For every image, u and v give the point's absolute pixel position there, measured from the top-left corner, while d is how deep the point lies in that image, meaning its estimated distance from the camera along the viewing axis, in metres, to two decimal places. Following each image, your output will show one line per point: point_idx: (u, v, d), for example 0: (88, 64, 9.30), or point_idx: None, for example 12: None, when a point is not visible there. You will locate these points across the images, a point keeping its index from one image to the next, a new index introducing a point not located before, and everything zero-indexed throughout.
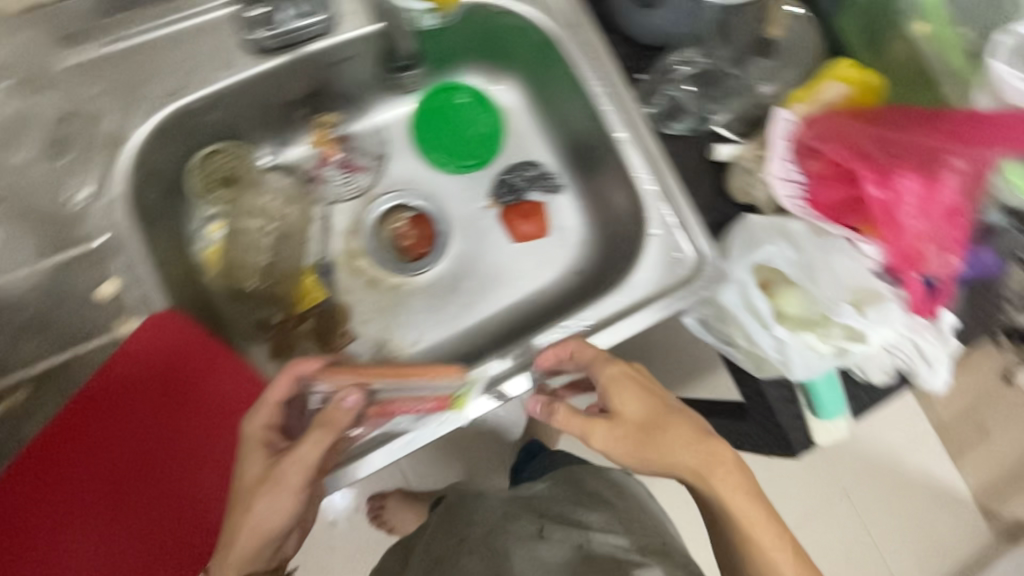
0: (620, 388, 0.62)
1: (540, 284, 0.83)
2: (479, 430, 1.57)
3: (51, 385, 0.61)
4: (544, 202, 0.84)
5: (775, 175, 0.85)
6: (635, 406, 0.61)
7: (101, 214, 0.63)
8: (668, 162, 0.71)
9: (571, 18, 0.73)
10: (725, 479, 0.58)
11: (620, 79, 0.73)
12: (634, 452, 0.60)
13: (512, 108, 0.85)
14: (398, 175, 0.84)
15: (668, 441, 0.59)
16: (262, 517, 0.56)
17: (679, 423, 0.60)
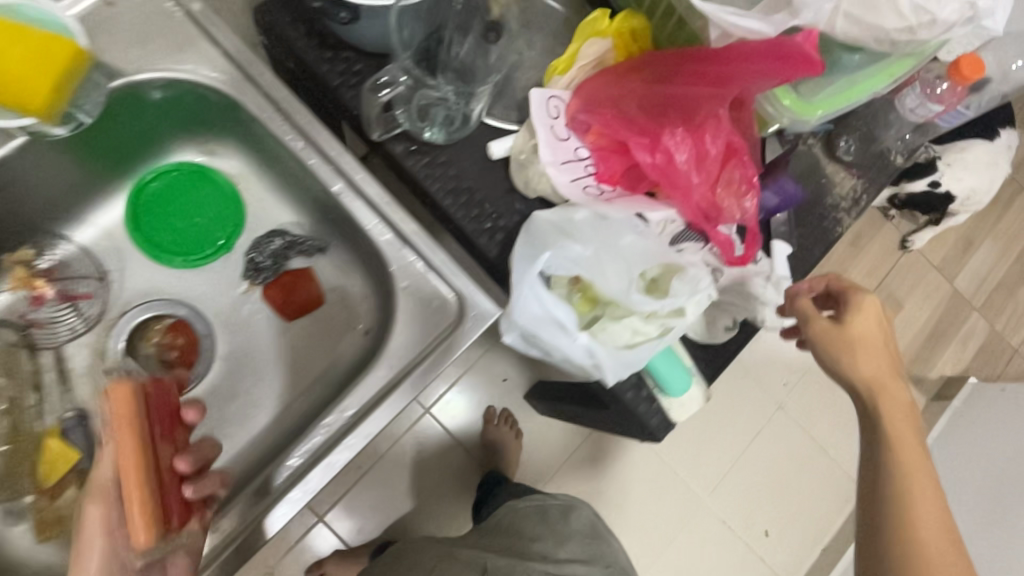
0: (862, 320, 0.74)
1: (331, 357, 0.75)
2: (398, 467, 1.49)
3: None
4: (307, 268, 0.76)
5: (550, 164, 0.79)
6: (869, 345, 0.73)
7: None
8: (396, 204, 0.63)
9: (241, 70, 0.63)
10: (888, 398, 0.72)
11: (314, 122, 0.63)
12: (855, 358, 0.73)
13: (240, 176, 0.75)
14: (135, 289, 0.74)
15: (861, 354, 0.74)
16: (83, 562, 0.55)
17: (878, 345, 0.74)
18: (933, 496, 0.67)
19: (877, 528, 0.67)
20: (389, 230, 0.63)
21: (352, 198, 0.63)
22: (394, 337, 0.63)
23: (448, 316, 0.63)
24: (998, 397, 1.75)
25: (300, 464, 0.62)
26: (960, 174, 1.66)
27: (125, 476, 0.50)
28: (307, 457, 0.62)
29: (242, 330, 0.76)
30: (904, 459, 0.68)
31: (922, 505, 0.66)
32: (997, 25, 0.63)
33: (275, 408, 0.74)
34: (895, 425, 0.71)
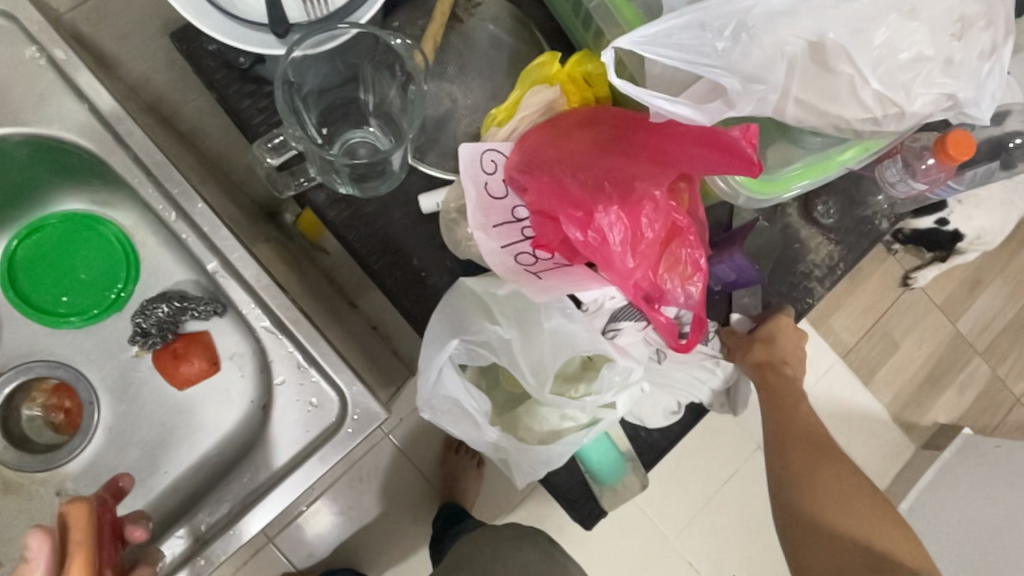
0: (781, 337, 0.77)
1: (222, 433, 0.70)
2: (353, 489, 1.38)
3: None
4: (203, 331, 0.70)
5: (478, 227, 0.69)
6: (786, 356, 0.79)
7: None
8: (275, 288, 0.61)
9: (116, 134, 0.60)
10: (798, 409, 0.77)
11: (191, 195, 0.61)
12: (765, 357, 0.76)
13: (133, 228, 0.71)
14: (17, 346, 0.70)
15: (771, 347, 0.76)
16: None
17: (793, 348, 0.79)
18: (842, 469, 0.73)
19: (787, 494, 0.73)
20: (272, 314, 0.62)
21: (225, 280, 0.62)
22: (278, 433, 0.63)
23: (329, 411, 0.62)
24: (990, 453, 1.60)
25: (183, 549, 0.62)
26: (971, 212, 1.41)
27: None
28: (190, 545, 0.62)
29: (130, 397, 0.71)
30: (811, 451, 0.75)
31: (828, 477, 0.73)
32: (981, 115, 0.53)
33: (159, 485, 0.69)
34: (794, 415, 0.77)
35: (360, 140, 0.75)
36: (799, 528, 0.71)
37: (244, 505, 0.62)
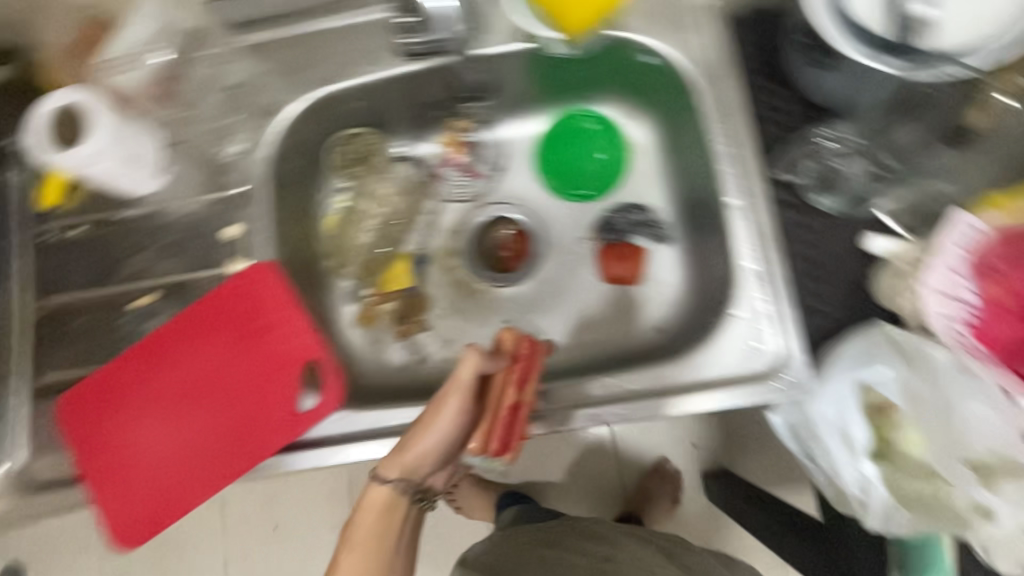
0: None
1: (629, 334, 0.79)
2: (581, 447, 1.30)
3: (176, 296, 0.71)
4: (646, 249, 0.80)
5: (931, 290, 0.60)
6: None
7: (247, 169, 0.74)
8: (775, 243, 0.67)
9: (715, 69, 0.70)
10: None
11: (749, 139, 0.68)
12: None
13: (641, 146, 0.82)
14: (511, 191, 0.86)
15: None
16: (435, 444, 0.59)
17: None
18: None
19: None
20: (756, 265, 0.67)
21: (739, 220, 0.68)
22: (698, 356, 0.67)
23: (767, 375, 0.65)
24: None
25: (576, 396, 0.68)
26: None
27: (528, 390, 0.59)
28: (583, 396, 0.68)
29: (565, 266, 0.83)
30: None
31: None
32: None
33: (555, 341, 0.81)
34: None
35: (836, 165, 0.68)
36: None
37: (628, 397, 0.67)
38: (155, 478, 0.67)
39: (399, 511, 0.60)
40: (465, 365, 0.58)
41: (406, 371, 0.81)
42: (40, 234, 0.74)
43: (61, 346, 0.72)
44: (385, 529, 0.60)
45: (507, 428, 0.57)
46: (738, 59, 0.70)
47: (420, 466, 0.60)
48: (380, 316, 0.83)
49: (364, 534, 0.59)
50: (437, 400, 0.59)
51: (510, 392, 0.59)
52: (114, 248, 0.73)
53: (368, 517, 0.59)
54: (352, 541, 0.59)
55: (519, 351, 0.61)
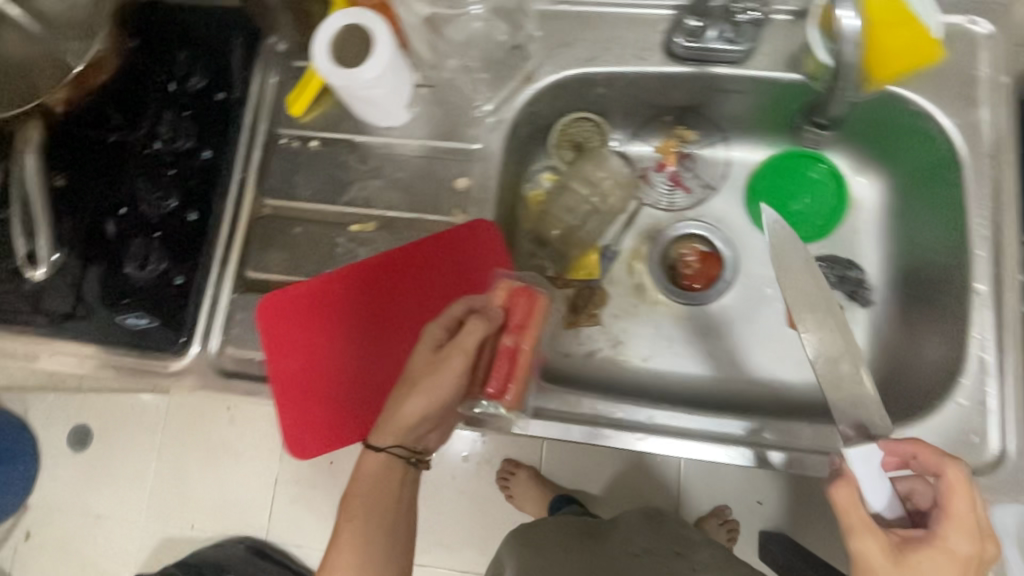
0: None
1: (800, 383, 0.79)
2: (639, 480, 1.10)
3: (391, 231, 0.73)
4: (844, 307, 0.78)
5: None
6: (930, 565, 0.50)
7: (488, 126, 0.74)
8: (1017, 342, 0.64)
9: (988, 149, 0.67)
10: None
11: (1009, 230, 0.66)
12: None
13: (863, 204, 0.81)
14: (713, 212, 0.85)
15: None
16: (425, 397, 0.58)
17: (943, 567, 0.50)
18: None
19: None
20: (990, 360, 0.63)
21: (980, 310, 0.65)
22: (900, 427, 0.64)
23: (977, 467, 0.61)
24: None
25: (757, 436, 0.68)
26: None
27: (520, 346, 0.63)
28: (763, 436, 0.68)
29: (750, 301, 0.82)
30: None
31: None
32: None
33: (725, 375, 0.80)
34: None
35: None
36: None
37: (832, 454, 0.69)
38: (340, 399, 0.69)
39: (399, 476, 0.61)
40: (469, 332, 0.59)
41: (571, 363, 0.81)
42: (281, 141, 0.77)
43: (274, 250, 0.74)
44: (381, 486, 0.60)
45: (491, 356, 0.63)
46: (1015, 145, 0.68)
47: (412, 428, 0.59)
48: (556, 301, 0.83)
49: (362, 503, 0.60)
50: (429, 360, 0.60)
51: (507, 340, 0.63)
52: (342, 171, 0.75)
53: (371, 479, 0.60)
54: (351, 507, 0.60)
55: (510, 300, 0.64)
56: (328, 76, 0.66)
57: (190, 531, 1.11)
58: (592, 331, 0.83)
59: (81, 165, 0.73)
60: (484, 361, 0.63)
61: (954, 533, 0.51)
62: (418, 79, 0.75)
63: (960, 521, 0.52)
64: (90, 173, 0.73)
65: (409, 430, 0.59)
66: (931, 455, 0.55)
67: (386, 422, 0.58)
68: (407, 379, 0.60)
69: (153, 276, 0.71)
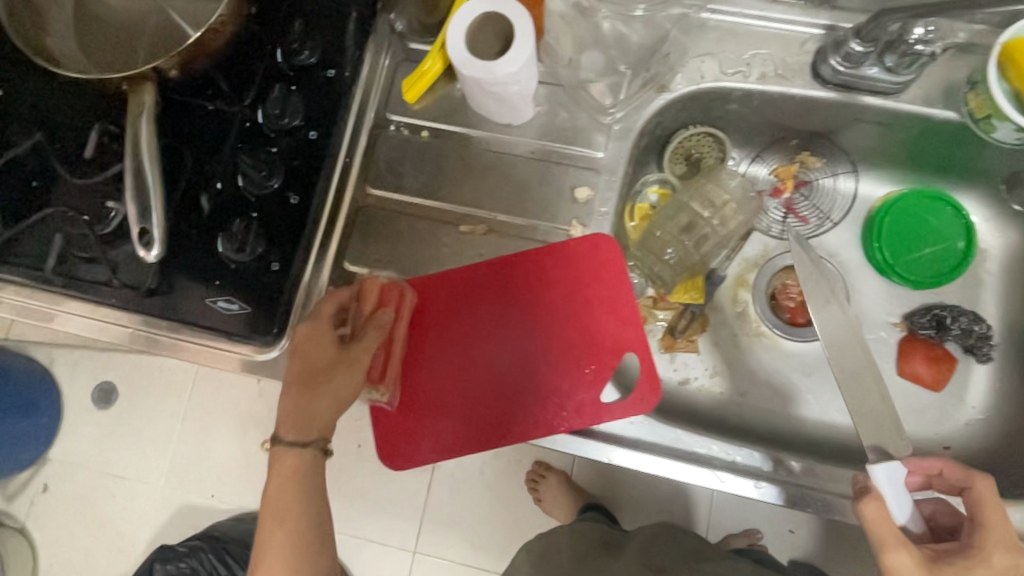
0: None
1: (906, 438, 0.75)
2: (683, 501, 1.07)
3: (504, 239, 0.69)
4: (958, 359, 0.75)
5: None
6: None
7: (614, 135, 0.69)
8: None
9: None
10: None
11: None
12: None
13: (988, 254, 0.77)
14: (826, 244, 0.80)
15: None
16: (344, 388, 0.57)
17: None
18: None
19: None
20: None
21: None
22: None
23: None
24: None
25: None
26: None
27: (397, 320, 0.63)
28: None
29: None
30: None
31: None
32: None
33: (825, 418, 0.77)
34: None
35: None
36: None
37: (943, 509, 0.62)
38: (436, 412, 0.65)
39: (318, 469, 0.59)
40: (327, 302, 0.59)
41: (664, 388, 0.78)
42: (390, 128, 0.72)
43: (376, 244, 0.70)
44: (301, 481, 0.57)
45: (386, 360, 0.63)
46: None
47: (320, 421, 0.57)
48: (653, 321, 0.79)
49: (277, 504, 0.57)
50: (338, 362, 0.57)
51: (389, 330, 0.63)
52: (454, 166, 0.70)
53: (286, 471, 0.57)
54: (270, 512, 0.57)
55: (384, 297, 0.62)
56: (464, 68, 0.62)
57: (215, 501, 1.10)
58: (687, 357, 0.79)
59: (182, 132, 0.69)
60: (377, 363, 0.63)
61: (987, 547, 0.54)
62: (544, 76, 0.70)
63: (994, 536, 0.55)
64: (187, 141, 0.68)
65: (316, 421, 0.57)
66: (955, 473, 0.60)
67: (304, 420, 0.56)
68: (297, 377, 0.57)
69: (250, 258, 0.67)
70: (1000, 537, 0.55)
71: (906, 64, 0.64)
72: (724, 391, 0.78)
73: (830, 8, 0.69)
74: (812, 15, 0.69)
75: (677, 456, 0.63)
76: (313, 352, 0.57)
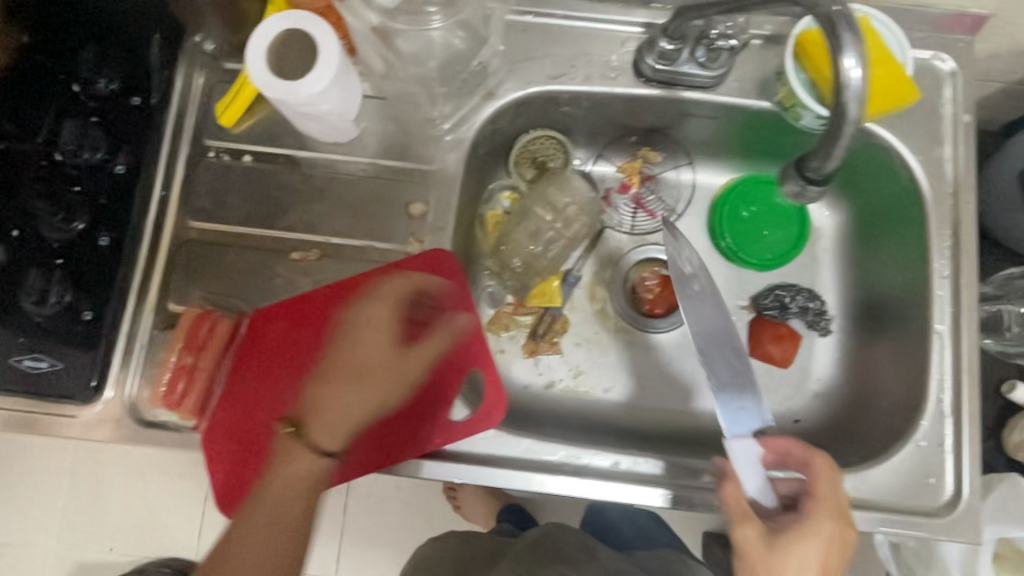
0: None
1: None
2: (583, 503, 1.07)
3: (340, 261, 0.65)
4: (802, 335, 0.78)
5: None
6: (801, 543, 0.54)
7: (446, 146, 0.68)
8: (976, 381, 0.64)
9: (950, 187, 0.67)
10: None
11: (971, 272, 0.66)
12: None
13: (824, 232, 0.80)
14: None
15: None
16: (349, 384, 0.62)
17: (811, 547, 0.54)
18: None
19: None
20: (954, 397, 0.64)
21: (942, 350, 0.65)
22: (865, 473, 0.62)
23: (933, 506, 0.61)
24: None
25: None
26: None
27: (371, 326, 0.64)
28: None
29: None
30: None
31: None
32: None
33: (688, 406, 0.79)
34: None
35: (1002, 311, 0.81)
36: None
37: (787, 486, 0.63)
38: (278, 454, 0.61)
39: (312, 476, 0.60)
40: (382, 307, 0.63)
41: (531, 395, 0.77)
42: (209, 154, 0.68)
43: (201, 281, 0.65)
44: (278, 507, 0.59)
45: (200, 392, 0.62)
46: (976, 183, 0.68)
47: (332, 419, 0.62)
48: (514, 327, 0.79)
49: (273, 523, 0.58)
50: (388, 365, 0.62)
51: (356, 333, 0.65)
52: (282, 191, 0.67)
53: (282, 484, 0.60)
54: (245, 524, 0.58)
55: (196, 328, 0.62)
56: (266, 88, 0.59)
57: (111, 554, 0.97)
58: (552, 361, 0.79)
59: None
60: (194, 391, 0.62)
61: (815, 520, 0.55)
62: (367, 90, 0.68)
63: (828, 505, 0.56)
64: None
65: (340, 425, 0.62)
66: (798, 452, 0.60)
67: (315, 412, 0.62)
68: (311, 377, 0.62)
69: (53, 311, 0.60)
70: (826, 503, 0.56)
71: (717, 59, 0.66)
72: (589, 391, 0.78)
73: (644, 6, 0.69)
74: (628, 13, 0.69)
75: (529, 467, 0.63)
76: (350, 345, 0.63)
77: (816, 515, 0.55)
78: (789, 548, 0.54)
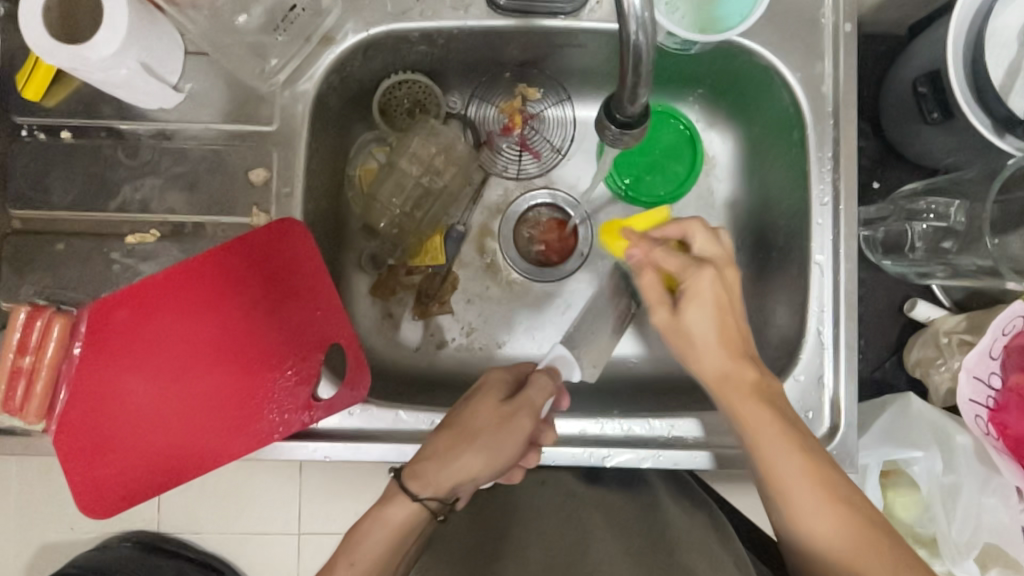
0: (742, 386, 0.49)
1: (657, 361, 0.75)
2: None
3: (182, 240, 0.61)
4: None
5: (964, 369, 0.68)
6: (715, 358, 0.49)
7: (285, 103, 0.62)
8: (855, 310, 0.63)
9: (832, 106, 0.64)
10: (755, 414, 0.48)
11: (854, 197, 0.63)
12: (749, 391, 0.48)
13: (716, 161, 0.76)
14: (564, 177, 0.76)
15: (730, 382, 0.49)
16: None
17: (757, 407, 0.48)
18: None
19: None
20: (835, 328, 0.63)
21: (821, 283, 0.63)
22: None
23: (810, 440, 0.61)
24: None
25: (612, 435, 0.62)
26: None
27: (301, 354, 0.60)
28: (623, 432, 0.62)
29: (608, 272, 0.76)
30: (764, 422, 0.48)
31: (727, 381, 0.49)
32: None
33: None
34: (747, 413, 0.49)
35: (903, 231, 0.75)
36: (780, 469, 0.47)
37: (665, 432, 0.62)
38: (135, 449, 0.59)
39: None
40: (537, 391, 0.57)
41: (421, 357, 0.74)
42: (22, 133, 0.61)
43: (32, 276, 0.60)
44: (395, 546, 0.53)
45: (43, 390, 0.58)
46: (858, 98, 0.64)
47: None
48: (401, 290, 0.75)
49: None
50: (349, 399, 0.59)
51: (297, 360, 0.60)
52: (107, 168, 0.61)
53: (386, 531, 0.52)
54: None
55: (29, 326, 0.57)
56: (48, 57, 0.51)
57: (74, 533, 0.94)
58: (443, 320, 0.75)
59: None
60: (43, 386, 0.57)
61: (728, 390, 0.49)
62: (187, 45, 0.61)
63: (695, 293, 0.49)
64: None
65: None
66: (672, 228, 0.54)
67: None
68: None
69: None
70: (714, 298, 0.49)
71: None
72: (477, 348, 0.75)
73: None
74: None
75: (401, 437, 0.61)
76: (470, 418, 0.55)
77: (686, 328, 0.50)
78: (698, 350, 0.50)
